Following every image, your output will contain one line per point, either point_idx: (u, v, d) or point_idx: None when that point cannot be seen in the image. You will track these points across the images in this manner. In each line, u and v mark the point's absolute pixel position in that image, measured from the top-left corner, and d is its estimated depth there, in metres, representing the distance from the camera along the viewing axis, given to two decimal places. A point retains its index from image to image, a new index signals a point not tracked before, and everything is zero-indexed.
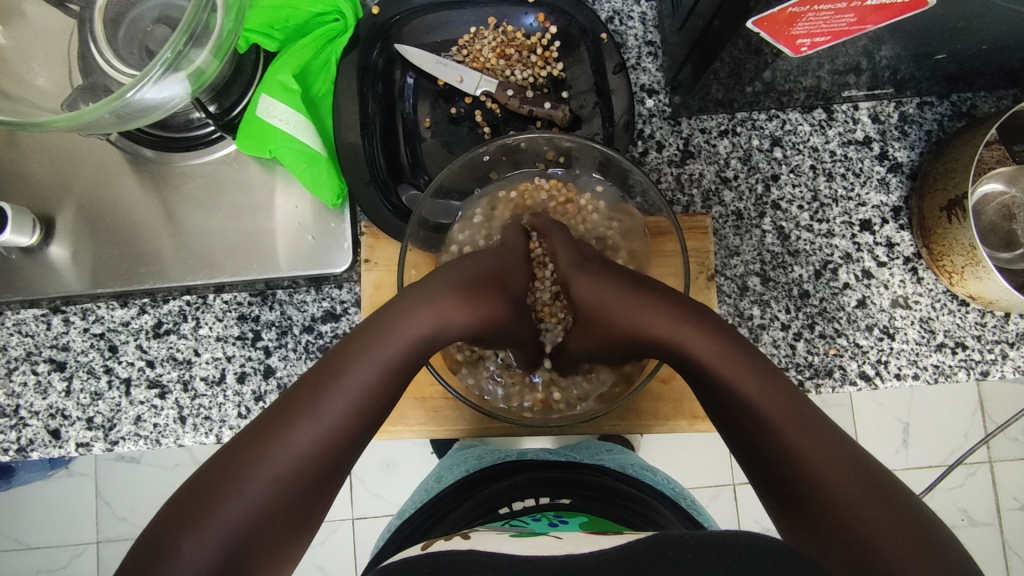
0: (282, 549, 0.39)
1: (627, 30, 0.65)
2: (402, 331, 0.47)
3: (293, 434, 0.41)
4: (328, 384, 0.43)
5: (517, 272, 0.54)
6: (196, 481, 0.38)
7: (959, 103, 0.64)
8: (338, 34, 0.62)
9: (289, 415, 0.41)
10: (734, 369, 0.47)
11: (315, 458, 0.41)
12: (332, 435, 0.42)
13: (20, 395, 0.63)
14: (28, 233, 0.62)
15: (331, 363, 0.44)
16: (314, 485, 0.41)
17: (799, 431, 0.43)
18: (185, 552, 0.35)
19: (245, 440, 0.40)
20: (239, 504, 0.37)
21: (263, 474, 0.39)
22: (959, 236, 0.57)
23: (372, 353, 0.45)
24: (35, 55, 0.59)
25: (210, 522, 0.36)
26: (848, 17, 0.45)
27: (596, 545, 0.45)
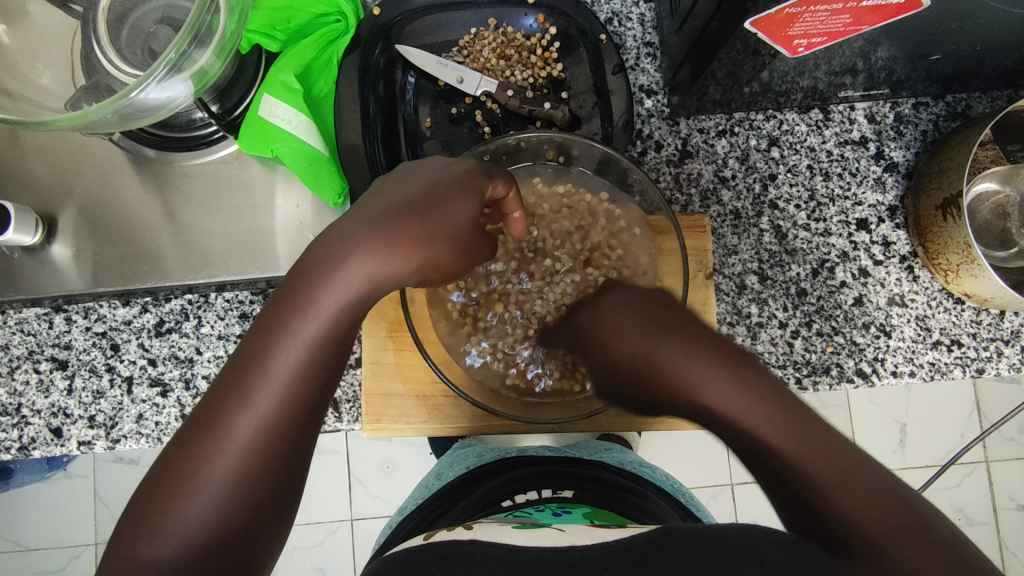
0: (254, 542, 0.39)
1: (626, 31, 0.66)
2: (327, 299, 0.41)
3: (231, 422, 0.38)
4: (252, 369, 0.39)
5: (456, 203, 0.46)
6: (151, 478, 0.38)
7: (954, 103, 0.65)
8: (340, 34, 0.63)
9: (223, 404, 0.38)
10: (755, 409, 0.41)
11: (260, 441, 0.38)
12: (272, 420, 0.39)
13: (22, 394, 0.63)
14: (31, 233, 0.62)
15: (256, 339, 0.40)
16: (272, 474, 0.39)
17: (827, 466, 0.39)
18: (144, 552, 0.36)
19: (188, 433, 0.38)
20: (196, 500, 0.37)
21: (210, 472, 0.37)
22: (954, 234, 0.58)
23: (294, 329, 0.40)
24: (39, 55, 0.59)
25: (172, 520, 0.36)
26: (845, 17, 0.45)
27: (599, 538, 0.46)
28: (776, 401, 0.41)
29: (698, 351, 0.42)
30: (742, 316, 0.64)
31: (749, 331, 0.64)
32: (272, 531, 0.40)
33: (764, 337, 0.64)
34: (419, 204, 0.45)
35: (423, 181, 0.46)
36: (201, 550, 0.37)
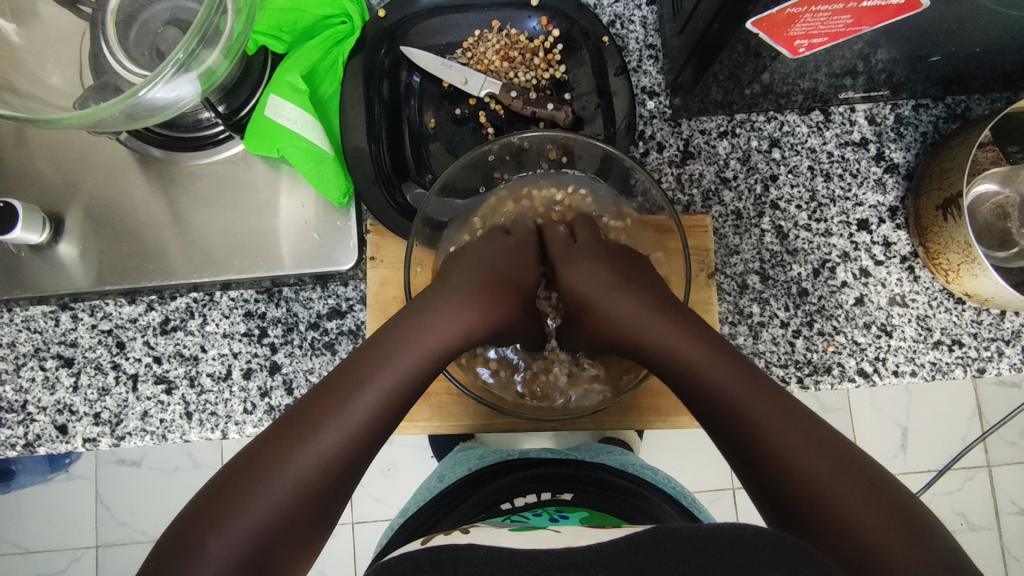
0: (302, 551, 0.40)
1: (628, 34, 0.66)
2: (426, 337, 0.49)
3: (321, 438, 0.41)
4: (350, 393, 0.44)
5: (527, 270, 0.57)
6: (224, 476, 0.39)
7: (953, 105, 0.65)
8: (345, 36, 0.64)
9: (316, 415, 0.42)
10: (696, 351, 0.48)
11: (342, 461, 0.42)
12: (356, 436, 0.43)
13: (28, 391, 0.63)
14: (38, 231, 0.63)
15: (354, 367, 0.46)
16: (337, 488, 0.41)
17: (767, 411, 0.44)
18: (211, 547, 0.36)
19: (270, 438, 0.41)
20: (265, 505, 0.38)
21: (291, 473, 0.40)
22: (954, 234, 0.58)
23: (396, 365, 0.46)
24: (49, 55, 0.60)
25: (238, 524, 0.37)
26: (845, 18, 0.46)
27: (597, 538, 0.46)
28: (721, 350, 0.48)
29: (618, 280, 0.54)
30: (744, 316, 0.64)
31: (751, 330, 0.64)
32: (315, 542, 0.41)
33: (766, 336, 0.64)
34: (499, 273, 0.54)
35: (493, 257, 0.56)
36: (262, 551, 0.37)
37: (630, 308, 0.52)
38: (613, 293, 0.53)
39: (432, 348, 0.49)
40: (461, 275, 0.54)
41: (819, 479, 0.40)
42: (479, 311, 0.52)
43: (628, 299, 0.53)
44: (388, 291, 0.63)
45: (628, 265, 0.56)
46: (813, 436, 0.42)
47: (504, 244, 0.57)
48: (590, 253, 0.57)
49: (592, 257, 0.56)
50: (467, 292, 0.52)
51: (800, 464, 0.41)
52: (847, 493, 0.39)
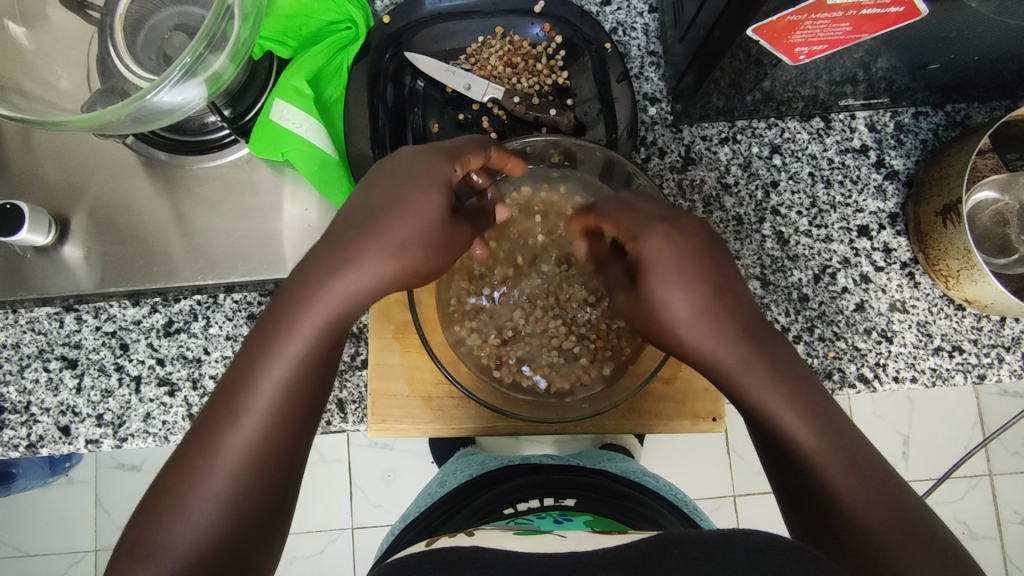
0: (246, 557, 0.41)
1: (630, 41, 0.67)
2: (304, 317, 0.42)
3: (222, 447, 0.41)
4: (241, 393, 0.41)
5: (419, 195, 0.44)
6: (147, 501, 0.41)
7: (953, 113, 0.66)
8: (349, 41, 0.65)
9: (213, 426, 0.41)
10: (772, 381, 0.43)
11: (252, 464, 0.41)
12: (262, 440, 0.42)
13: (32, 392, 0.64)
14: (44, 233, 0.63)
15: (241, 363, 0.42)
16: (260, 491, 0.42)
17: (834, 458, 0.42)
18: (142, 574, 0.39)
19: (181, 455, 0.41)
20: (187, 523, 0.40)
21: (202, 490, 0.40)
22: (954, 240, 0.58)
23: (276, 350, 0.42)
24: (58, 59, 0.61)
25: (163, 546, 0.39)
26: (844, 26, 0.47)
27: (602, 544, 0.46)
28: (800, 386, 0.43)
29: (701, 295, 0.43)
30: None
31: None
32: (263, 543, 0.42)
33: None
34: (379, 212, 0.43)
35: (384, 185, 0.45)
36: (195, 567, 0.39)
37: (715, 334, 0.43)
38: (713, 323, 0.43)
39: (314, 328, 0.42)
40: (336, 224, 0.44)
41: (872, 520, 0.41)
42: (348, 269, 0.42)
43: (714, 322, 0.43)
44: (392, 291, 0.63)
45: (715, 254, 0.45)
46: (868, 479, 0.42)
47: (402, 169, 0.45)
48: (672, 238, 0.44)
49: (675, 255, 0.44)
50: (340, 248, 0.43)
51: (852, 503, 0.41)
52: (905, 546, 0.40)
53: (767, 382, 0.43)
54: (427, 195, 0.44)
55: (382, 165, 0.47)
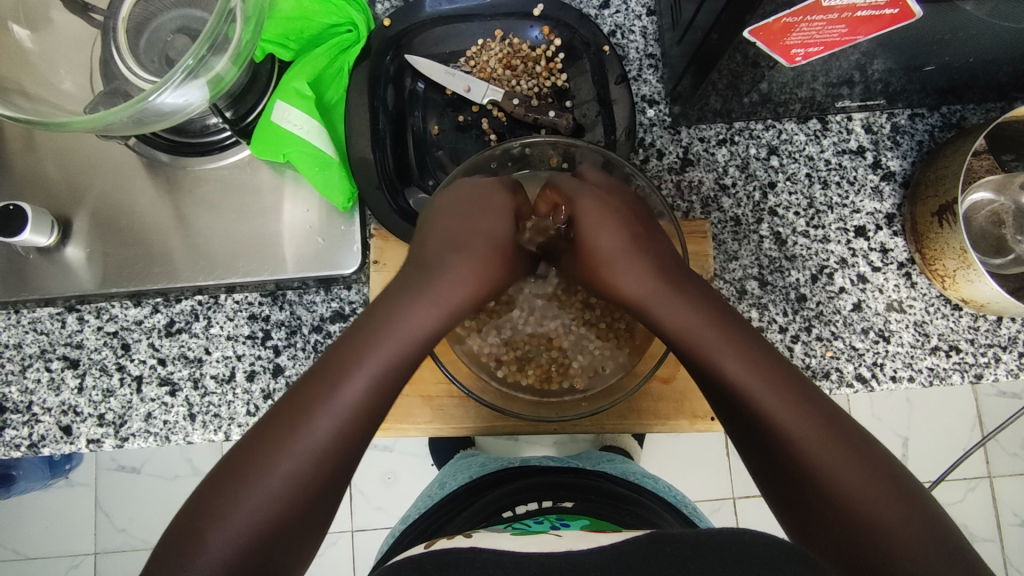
0: (297, 538, 0.44)
1: (629, 43, 0.67)
2: (409, 314, 0.49)
3: (310, 427, 0.44)
4: (338, 376, 0.46)
5: (489, 221, 0.54)
6: (222, 473, 0.43)
7: (949, 114, 0.66)
8: (350, 44, 0.65)
9: (305, 407, 0.45)
10: (718, 337, 0.49)
11: (333, 447, 0.45)
12: (346, 423, 0.45)
13: (33, 392, 0.64)
14: (46, 234, 0.64)
15: (345, 353, 0.47)
16: (332, 473, 0.45)
17: (803, 426, 0.46)
18: (209, 541, 0.41)
19: (266, 432, 0.44)
20: (260, 492, 0.43)
21: (282, 465, 0.43)
22: (950, 240, 0.59)
23: (377, 344, 0.47)
24: (61, 61, 0.62)
25: (232, 513, 0.42)
26: (840, 27, 0.47)
27: (596, 543, 0.46)
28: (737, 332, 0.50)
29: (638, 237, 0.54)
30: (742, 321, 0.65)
31: None
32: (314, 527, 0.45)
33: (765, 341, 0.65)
34: (460, 238, 0.53)
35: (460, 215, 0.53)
36: (258, 538, 0.42)
37: (645, 282, 0.52)
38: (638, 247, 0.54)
39: (419, 326, 0.49)
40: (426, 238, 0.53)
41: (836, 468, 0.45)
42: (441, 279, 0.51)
43: (641, 273, 0.53)
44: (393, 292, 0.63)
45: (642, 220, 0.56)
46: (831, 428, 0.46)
47: (470, 198, 0.54)
48: (605, 205, 0.55)
49: (607, 211, 0.54)
50: (429, 264, 0.52)
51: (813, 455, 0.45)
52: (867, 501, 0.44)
53: (687, 311, 0.51)
54: (493, 216, 0.54)
55: (439, 201, 0.55)
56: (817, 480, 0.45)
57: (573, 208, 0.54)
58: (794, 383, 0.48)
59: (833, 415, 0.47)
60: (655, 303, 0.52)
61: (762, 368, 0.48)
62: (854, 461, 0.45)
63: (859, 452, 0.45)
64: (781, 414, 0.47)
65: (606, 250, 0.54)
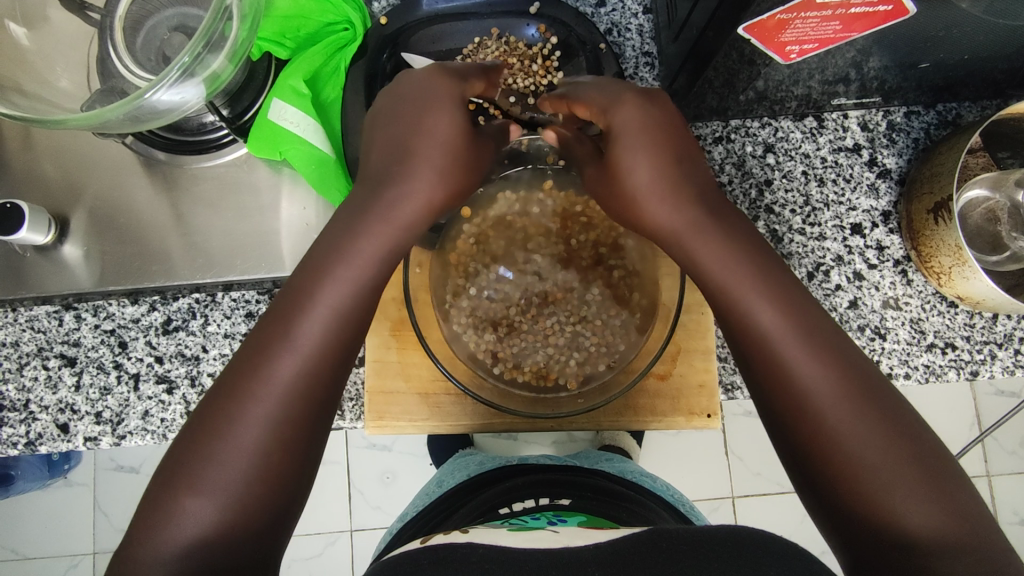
0: (282, 498, 0.42)
1: (625, 41, 0.68)
2: (360, 245, 0.45)
3: (275, 368, 0.42)
4: (297, 310, 0.43)
5: (436, 123, 0.49)
6: (194, 429, 0.41)
7: (945, 112, 0.67)
8: (347, 42, 0.65)
9: (269, 347, 0.42)
10: (751, 285, 0.44)
11: (298, 389, 0.42)
12: (312, 361, 0.43)
13: (31, 390, 0.64)
14: (44, 232, 0.64)
15: (300, 285, 0.44)
16: (307, 417, 0.42)
17: (832, 382, 0.42)
18: (188, 503, 0.39)
19: (233, 380, 0.42)
20: (233, 444, 0.40)
21: (252, 413, 0.41)
22: (945, 237, 0.59)
23: (334, 273, 0.44)
24: (58, 60, 0.62)
25: (208, 469, 0.40)
26: (834, 24, 0.47)
27: (592, 539, 0.46)
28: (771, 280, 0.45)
29: (677, 174, 0.47)
30: None
31: None
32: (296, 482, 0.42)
33: None
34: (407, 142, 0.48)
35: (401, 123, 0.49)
36: (240, 496, 0.40)
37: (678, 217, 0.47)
38: (677, 192, 0.47)
39: (373, 252, 0.46)
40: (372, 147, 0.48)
41: (862, 437, 0.41)
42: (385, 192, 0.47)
43: (675, 204, 0.47)
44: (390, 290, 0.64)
45: (683, 147, 0.48)
46: (862, 393, 0.42)
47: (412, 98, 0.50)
48: (646, 130, 0.48)
49: (648, 152, 0.47)
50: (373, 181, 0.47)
51: (841, 422, 0.41)
52: (899, 479, 0.40)
53: (725, 261, 0.45)
54: (445, 125, 0.49)
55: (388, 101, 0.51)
56: (840, 447, 0.41)
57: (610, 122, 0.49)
58: (827, 341, 0.43)
59: (871, 383, 0.42)
60: (687, 239, 0.47)
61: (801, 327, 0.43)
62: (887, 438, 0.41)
63: (898, 426, 0.41)
64: (810, 374, 0.42)
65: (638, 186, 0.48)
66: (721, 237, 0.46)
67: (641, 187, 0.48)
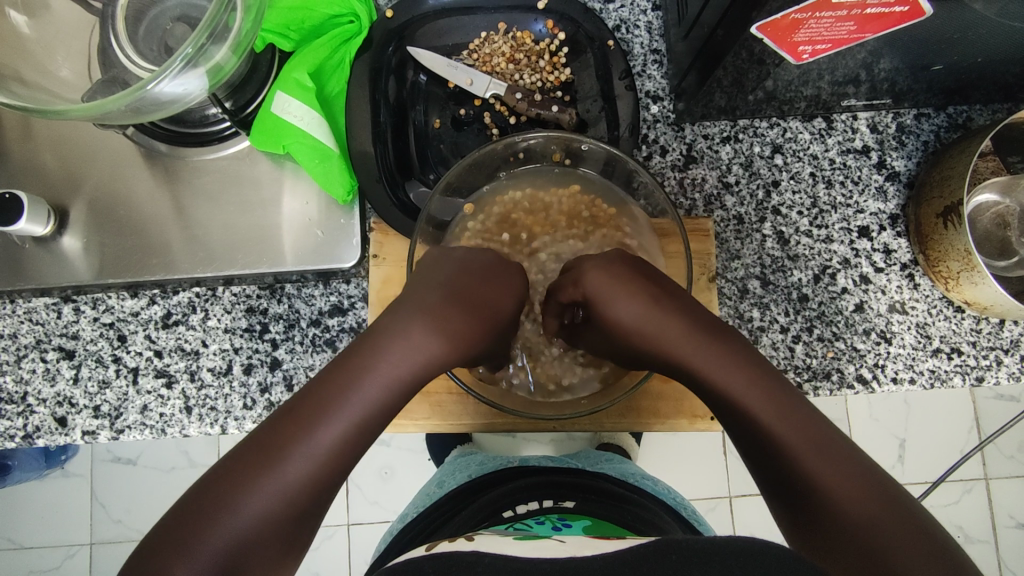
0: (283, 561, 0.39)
1: (633, 38, 0.67)
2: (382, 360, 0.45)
3: (306, 443, 0.40)
4: (334, 393, 0.43)
5: (496, 292, 0.50)
6: (195, 495, 0.38)
7: (955, 115, 0.66)
8: (353, 35, 0.64)
9: (301, 419, 0.41)
10: (716, 361, 0.46)
11: (328, 466, 0.41)
12: (344, 442, 0.42)
13: (28, 382, 0.63)
14: (43, 223, 0.63)
15: (336, 375, 0.44)
16: (323, 498, 0.41)
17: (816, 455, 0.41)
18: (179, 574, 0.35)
19: (243, 455, 0.39)
20: (242, 516, 0.37)
21: (267, 485, 0.39)
22: (955, 242, 0.58)
23: (375, 368, 0.44)
24: (58, 48, 0.61)
25: (207, 539, 0.36)
26: (848, 25, 0.46)
27: (601, 550, 0.46)
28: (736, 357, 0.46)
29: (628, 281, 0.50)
30: (744, 320, 0.65)
31: (750, 334, 0.64)
32: (276, 568, 0.39)
33: (766, 341, 0.64)
34: (466, 291, 0.49)
35: (464, 275, 0.50)
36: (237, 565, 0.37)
37: (631, 317, 0.49)
38: (666, 324, 0.48)
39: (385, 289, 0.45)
40: (427, 290, 0.49)
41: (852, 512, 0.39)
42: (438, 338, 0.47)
43: (633, 300, 0.49)
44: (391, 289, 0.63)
45: (656, 281, 0.51)
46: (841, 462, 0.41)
47: (479, 263, 0.52)
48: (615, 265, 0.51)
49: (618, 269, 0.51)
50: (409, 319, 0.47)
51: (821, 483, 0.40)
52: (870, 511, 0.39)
53: (690, 351, 0.47)
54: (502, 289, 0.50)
55: (445, 255, 0.53)
56: (828, 514, 0.40)
57: (584, 289, 0.51)
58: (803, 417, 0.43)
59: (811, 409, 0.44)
60: (656, 338, 0.48)
61: (761, 388, 0.45)
62: (848, 468, 0.40)
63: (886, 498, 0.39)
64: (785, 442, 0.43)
65: (630, 326, 0.49)
66: (706, 342, 0.47)
67: (634, 325, 0.49)
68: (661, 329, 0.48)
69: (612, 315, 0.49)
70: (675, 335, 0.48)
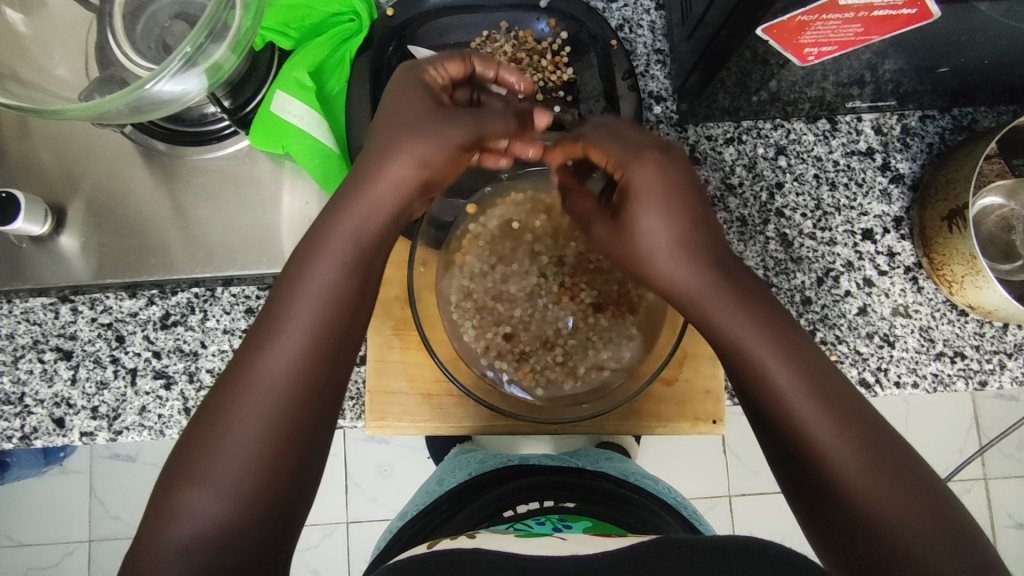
0: (289, 486, 0.41)
1: (636, 38, 0.66)
2: (315, 273, 0.43)
3: (265, 359, 0.41)
4: (283, 305, 0.43)
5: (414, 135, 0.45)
6: (193, 432, 0.41)
7: (960, 117, 0.65)
8: (353, 33, 0.63)
9: (257, 341, 0.42)
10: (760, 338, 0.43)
11: (295, 378, 0.42)
12: (304, 351, 0.42)
13: (26, 383, 0.63)
14: (40, 223, 0.63)
15: (285, 285, 0.44)
16: (301, 413, 0.42)
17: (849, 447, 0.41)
18: (189, 496, 0.39)
19: (221, 386, 0.42)
20: (231, 443, 0.40)
21: (244, 407, 0.41)
22: (960, 245, 0.58)
23: (317, 270, 0.43)
24: (55, 47, 0.60)
25: (208, 466, 0.40)
26: (855, 27, 0.46)
27: (602, 548, 0.45)
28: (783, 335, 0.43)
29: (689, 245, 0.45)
30: None
31: None
32: (283, 492, 0.41)
33: None
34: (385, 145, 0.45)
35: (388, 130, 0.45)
36: (240, 492, 0.39)
37: (689, 281, 0.45)
38: (724, 303, 0.44)
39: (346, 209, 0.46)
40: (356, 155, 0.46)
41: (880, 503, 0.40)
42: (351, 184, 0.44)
43: (691, 265, 0.45)
44: (390, 291, 0.62)
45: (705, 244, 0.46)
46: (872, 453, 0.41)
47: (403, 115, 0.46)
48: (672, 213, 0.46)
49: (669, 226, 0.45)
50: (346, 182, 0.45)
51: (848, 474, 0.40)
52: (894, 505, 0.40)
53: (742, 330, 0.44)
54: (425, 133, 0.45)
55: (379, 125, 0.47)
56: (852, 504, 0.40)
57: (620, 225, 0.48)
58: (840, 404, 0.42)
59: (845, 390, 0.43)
60: (707, 307, 0.45)
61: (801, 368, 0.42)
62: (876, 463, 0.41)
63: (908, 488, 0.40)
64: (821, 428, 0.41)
65: (682, 284, 0.45)
66: (752, 320, 0.44)
67: (692, 290, 0.45)
68: (720, 307, 0.44)
69: (663, 274, 0.46)
70: (727, 311, 0.44)
